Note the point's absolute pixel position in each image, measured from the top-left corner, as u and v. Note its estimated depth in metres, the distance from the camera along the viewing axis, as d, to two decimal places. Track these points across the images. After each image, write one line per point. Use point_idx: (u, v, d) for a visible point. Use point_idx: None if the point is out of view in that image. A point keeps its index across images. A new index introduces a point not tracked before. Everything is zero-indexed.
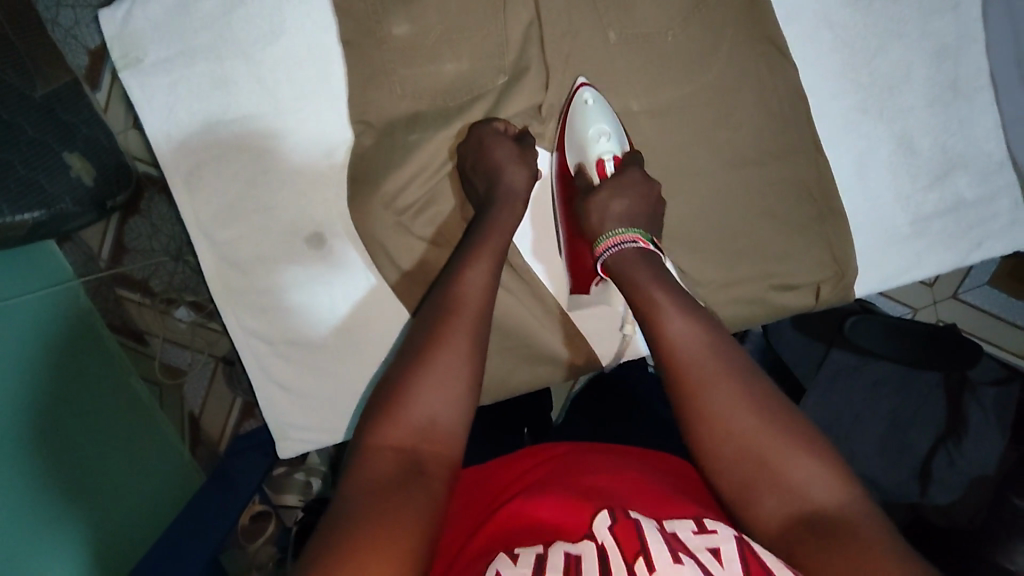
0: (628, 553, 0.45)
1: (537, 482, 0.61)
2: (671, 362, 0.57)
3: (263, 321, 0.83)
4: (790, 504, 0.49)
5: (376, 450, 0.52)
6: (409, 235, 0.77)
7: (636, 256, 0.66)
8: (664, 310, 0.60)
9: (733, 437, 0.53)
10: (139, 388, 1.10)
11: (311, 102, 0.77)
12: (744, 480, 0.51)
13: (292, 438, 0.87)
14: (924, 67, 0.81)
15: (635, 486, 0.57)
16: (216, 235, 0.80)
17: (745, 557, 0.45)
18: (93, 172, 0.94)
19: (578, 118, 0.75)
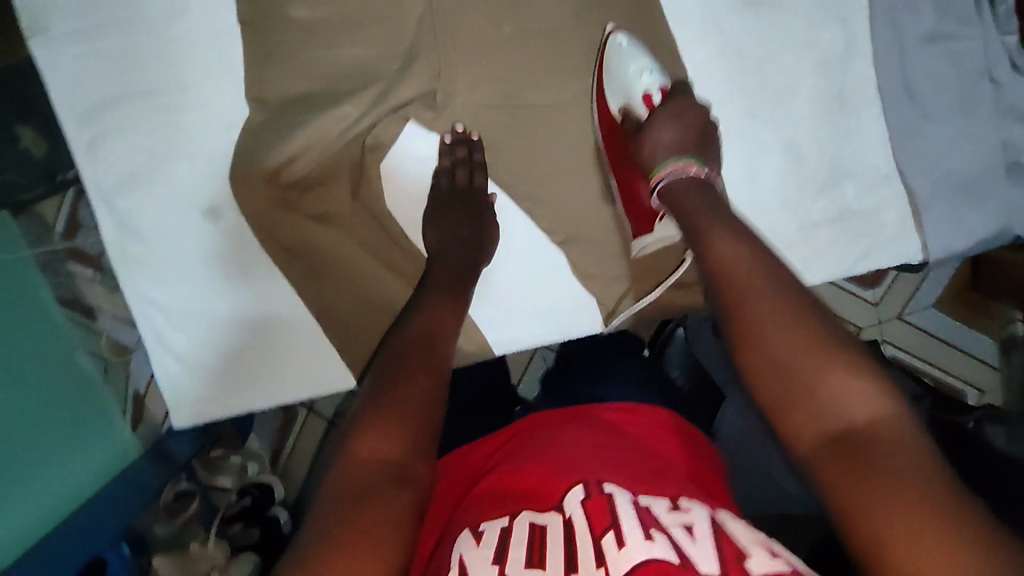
0: (598, 529, 0.45)
1: (515, 451, 0.60)
2: (720, 279, 0.58)
3: (161, 288, 0.85)
4: (824, 420, 0.48)
5: (357, 459, 0.49)
6: (296, 214, 0.80)
7: (688, 191, 0.68)
8: (708, 238, 0.61)
9: (772, 343, 0.52)
10: (85, 362, 1.06)
11: (211, 79, 0.80)
12: (779, 389, 0.50)
13: (186, 408, 0.88)
14: (812, 78, 0.84)
15: (618, 457, 0.56)
16: (115, 202, 0.82)
17: (719, 534, 0.46)
18: (45, 147, 1.06)
19: (615, 63, 0.78)
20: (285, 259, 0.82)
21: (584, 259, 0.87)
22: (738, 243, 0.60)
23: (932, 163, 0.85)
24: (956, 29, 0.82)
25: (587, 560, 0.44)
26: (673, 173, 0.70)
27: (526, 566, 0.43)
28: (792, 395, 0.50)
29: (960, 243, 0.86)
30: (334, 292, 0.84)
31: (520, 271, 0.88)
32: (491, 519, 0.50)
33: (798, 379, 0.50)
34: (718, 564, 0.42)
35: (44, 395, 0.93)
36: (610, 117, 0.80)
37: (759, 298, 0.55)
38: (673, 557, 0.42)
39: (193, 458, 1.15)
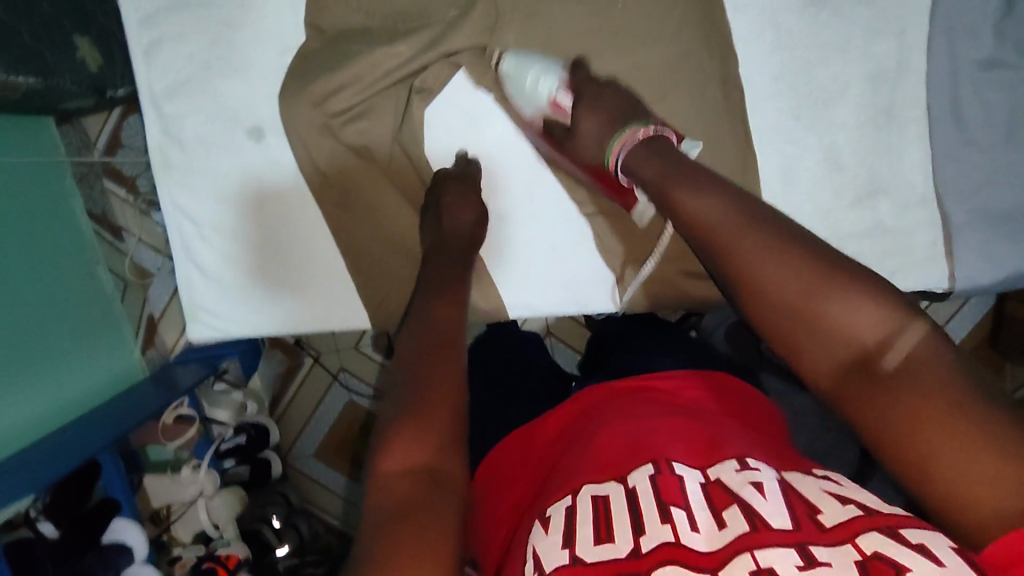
0: (667, 500, 0.44)
1: (576, 431, 0.58)
2: (701, 231, 0.58)
3: (196, 200, 0.87)
4: (843, 346, 0.49)
5: (386, 478, 0.49)
6: (335, 142, 0.82)
7: (642, 158, 0.65)
8: (680, 198, 0.59)
9: (771, 285, 0.53)
10: (104, 279, 1.13)
11: (273, 1, 0.81)
12: (787, 326, 0.52)
13: (203, 320, 0.91)
14: (861, 87, 0.84)
15: (686, 425, 0.53)
16: (165, 108, 0.85)
17: (788, 491, 0.44)
18: (99, 61, 1.02)
19: (515, 89, 0.79)
20: (319, 184, 0.84)
21: (609, 237, 0.89)
22: (716, 197, 0.58)
23: (967, 192, 0.85)
24: (1013, 59, 0.82)
25: (652, 519, 0.43)
26: (626, 146, 0.68)
27: (596, 543, 0.43)
28: (811, 334, 0.51)
29: (984, 278, 0.86)
30: (360, 229, 0.86)
31: (545, 237, 0.89)
32: (554, 501, 0.48)
33: (807, 313, 0.51)
34: (788, 516, 0.42)
35: (56, 307, 1.01)
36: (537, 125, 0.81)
37: (754, 242, 0.54)
38: (743, 525, 0.41)
39: (195, 390, 1.19)
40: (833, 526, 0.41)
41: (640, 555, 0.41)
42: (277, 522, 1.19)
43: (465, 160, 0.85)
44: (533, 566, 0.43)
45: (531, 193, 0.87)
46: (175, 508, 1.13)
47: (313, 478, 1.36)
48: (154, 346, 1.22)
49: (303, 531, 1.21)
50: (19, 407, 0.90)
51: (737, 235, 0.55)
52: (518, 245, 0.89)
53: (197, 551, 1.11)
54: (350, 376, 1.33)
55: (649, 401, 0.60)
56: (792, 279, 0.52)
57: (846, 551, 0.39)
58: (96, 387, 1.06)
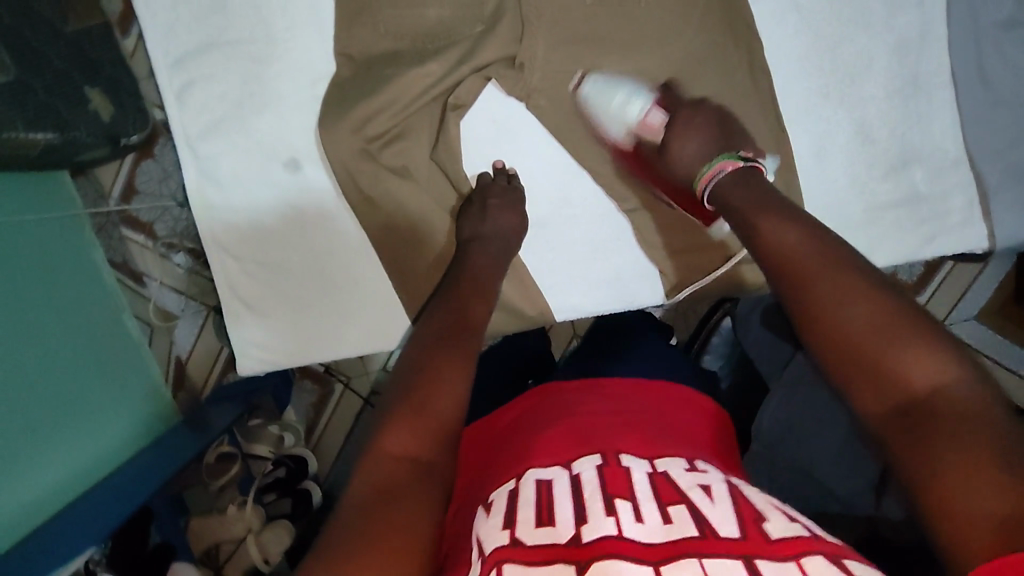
0: (613, 492, 0.47)
1: (525, 423, 0.63)
2: (780, 262, 0.61)
3: (238, 237, 0.88)
4: (889, 385, 0.50)
5: (383, 455, 0.52)
6: (375, 165, 0.82)
7: (733, 187, 0.70)
8: (762, 229, 0.64)
9: (837, 319, 0.54)
10: (131, 325, 1.15)
11: (300, 34, 0.83)
12: (848, 367, 0.53)
13: (253, 357, 0.91)
14: (887, 59, 0.85)
15: (636, 427, 0.58)
16: (200, 148, 0.85)
17: (738, 504, 0.46)
18: (112, 110, 1.02)
19: (600, 106, 0.83)
20: (365, 210, 0.84)
21: (649, 232, 0.89)
22: (802, 234, 0.61)
23: (998, 151, 0.86)
24: None
25: (597, 509, 0.45)
26: (714, 175, 0.73)
27: (536, 525, 0.45)
28: (872, 370, 0.51)
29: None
30: (404, 251, 0.86)
31: (586, 239, 0.90)
32: (499, 486, 0.53)
33: (863, 352, 0.52)
34: (738, 528, 0.43)
35: (87, 355, 0.99)
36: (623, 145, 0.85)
37: (831, 278, 0.57)
38: (691, 531, 0.42)
39: (235, 428, 1.21)
40: (779, 542, 0.42)
41: (582, 542, 0.42)
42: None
43: (505, 172, 0.85)
44: (476, 551, 0.45)
45: (569, 196, 0.88)
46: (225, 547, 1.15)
47: None
48: (184, 386, 1.23)
49: None
50: (65, 459, 0.88)
51: (815, 267, 0.58)
52: (557, 251, 0.89)
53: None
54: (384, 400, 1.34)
55: (607, 399, 0.64)
56: (860, 312, 0.54)
57: (789, 569, 0.39)
58: (138, 429, 1.05)
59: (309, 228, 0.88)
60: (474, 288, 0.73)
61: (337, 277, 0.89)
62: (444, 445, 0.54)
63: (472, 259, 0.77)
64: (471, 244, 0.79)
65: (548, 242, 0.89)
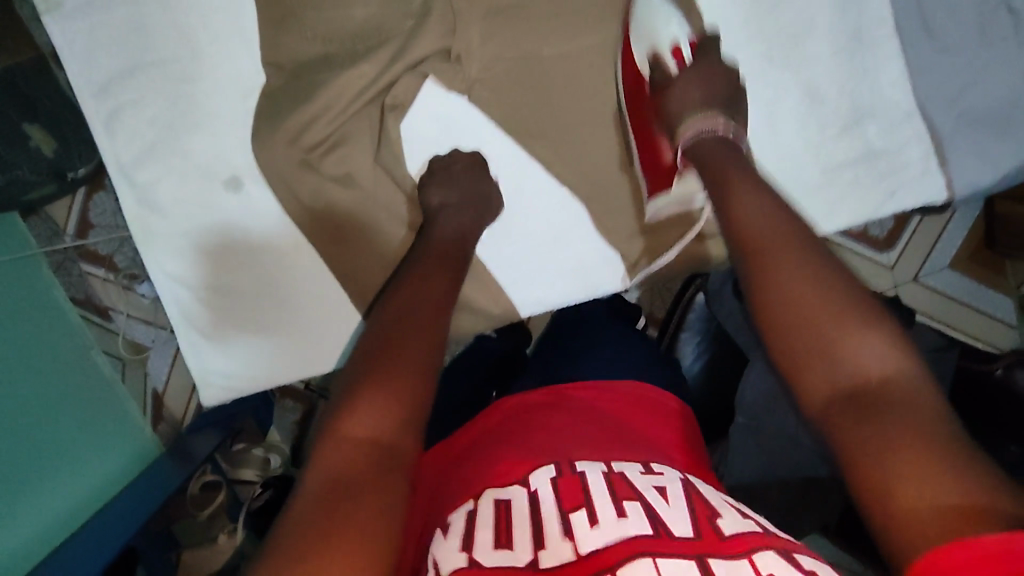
0: (567, 506, 0.46)
1: (482, 441, 0.60)
2: (742, 238, 0.59)
3: (187, 265, 0.85)
4: (839, 372, 0.49)
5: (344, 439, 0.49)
6: (318, 176, 0.79)
7: (717, 148, 0.68)
8: (732, 198, 0.62)
9: (784, 290, 0.53)
10: (101, 361, 1.11)
11: (226, 48, 0.80)
12: (800, 345, 0.51)
13: (216, 385, 0.89)
14: (829, 15, 0.83)
15: (595, 435, 0.56)
16: (136, 177, 0.82)
17: (691, 502, 0.47)
18: (54, 145, 0.98)
19: (644, 22, 0.78)
20: (311, 224, 0.82)
21: (608, 218, 0.88)
22: (769, 207, 0.60)
23: (950, 98, 0.84)
24: None
25: (554, 532, 0.44)
26: (697, 129, 0.70)
27: (495, 546, 0.44)
28: (819, 354, 0.50)
29: (983, 179, 0.86)
30: (361, 258, 0.83)
31: (544, 229, 0.88)
32: (455, 508, 0.51)
33: (815, 336, 0.51)
34: (690, 526, 0.44)
35: (59, 394, 0.96)
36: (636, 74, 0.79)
37: (795, 258, 0.55)
38: (646, 528, 0.43)
39: (218, 455, 1.20)
40: (731, 539, 0.43)
41: (539, 568, 0.42)
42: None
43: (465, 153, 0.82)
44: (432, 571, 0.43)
45: (521, 186, 0.86)
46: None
47: None
48: (164, 418, 1.19)
49: None
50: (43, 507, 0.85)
51: (780, 247, 0.56)
52: (513, 242, 0.87)
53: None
54: None
55: (571, 412, 0.62)
56: (814, 291, 0.52)
57: (742, 567, 0.40)
58: (123, 465, 1.02)
59: (260, 248, 0.85)
60: (447, 251, 0.71)
61: (295, 296, 0.86)
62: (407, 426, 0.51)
63: (441, 227, 0.75)
64: (438, 222, 0.76)
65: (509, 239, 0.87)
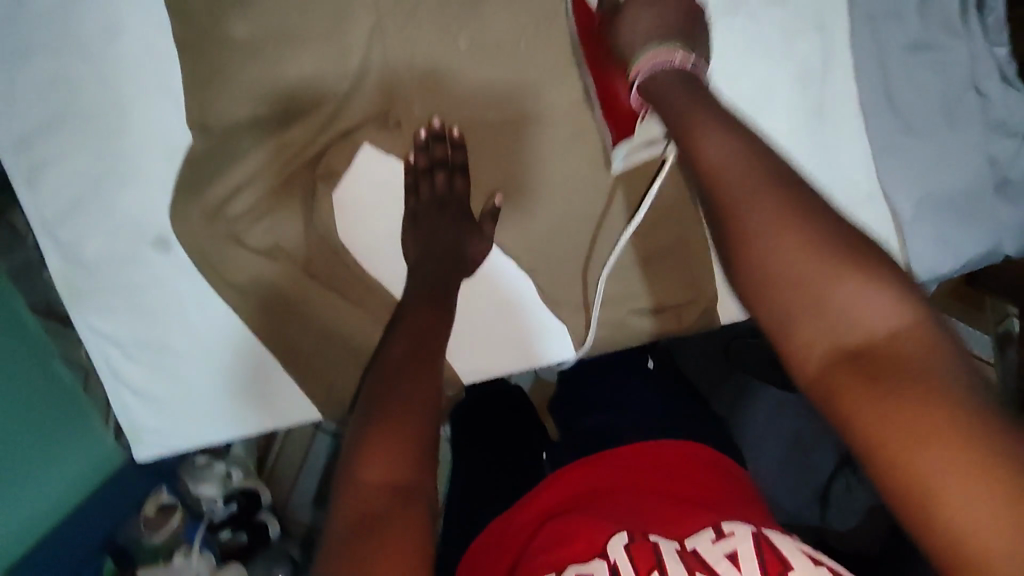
0: (643, 572, 0.48)
1: (571, 509, 0.61)
2: (711, 178, 0.53)
3: (115, 322, 0.82)
4: (835, 330, 0.44)
5: (360, 484, 0.49)
6: (243, 249, 0.76)
7: (672, 81, 0.63)
8: (694, 137, 0.55)
9: (761, 245, 0.48)
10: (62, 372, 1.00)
11: (152, 103, 0.75)
12: (788, 303, 0.46)
13: (148, 440, 0.87)
14: (789, 89, 0.79)
15: (667, 507, 0.57)
16: (61, 234, 0.79)
17: (762, 551, 0.48)
18: None
19: None
20: (237, 298, 0.78)
21: (555, 289, 0.84)
22: (732, 149, 0.53)
23: (915, 181, 0.80)
24: (940, 40, 0.77)
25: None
26: (650, 65, 0.65)
27: None
28: (810, 313, 0.45)
29: (943, 265, 0.82)
30: (292, 326, 0.80)
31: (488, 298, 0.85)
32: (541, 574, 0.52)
33: (803, 292, 0.46)
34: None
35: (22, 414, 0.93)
36: (586, 12, 0.74)
37: (764, 214, 0.49)
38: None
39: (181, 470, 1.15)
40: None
41: None
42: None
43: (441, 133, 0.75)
44: None
45: None
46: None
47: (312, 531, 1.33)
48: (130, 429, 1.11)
49: None
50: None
51: (748, 195, 0.50)
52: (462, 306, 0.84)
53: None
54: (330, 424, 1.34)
55: (635, 487, 0.62)
56: (796, 254, 0.47)
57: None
58: (73, 485, 1.02)
59: (191, 312, 0.82)
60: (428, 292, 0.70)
61: (226, 359, 0.83)
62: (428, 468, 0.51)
63: (421, 273, 0.73)
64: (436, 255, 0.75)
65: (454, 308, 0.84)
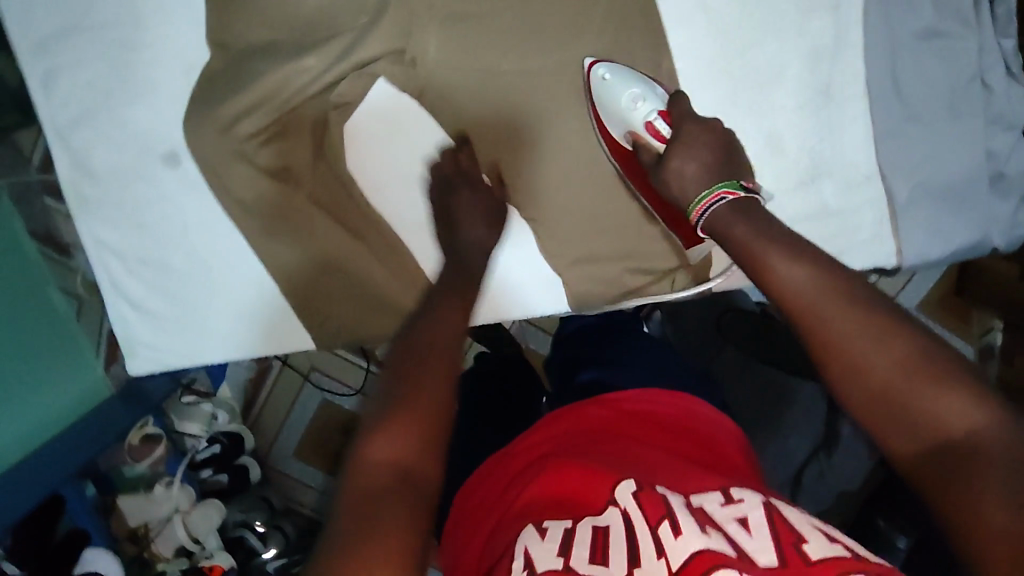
0: (653, 518, 0.51)
1: (569, 449, 0.63)
2: (787, 292, 0.50)
3: (119, 233, 0.84)
4: (930, 433, 0.42)
5: (364, 469, 0.44)
6: (251, 167, 0.78)
7: (731, 218, 0.58)
8: (770, 269, 0.51)
9: (854, 352, 0.45)
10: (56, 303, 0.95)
11: (171, 19, 0.77)
12: (878, 405, 0.44)
13: (143, 354, 0.89)
14: (800, 66, 0.81)
15: (666, 462, 0.59)
16: (72, 140, 0.80)
17: (774, 521, 0.50)
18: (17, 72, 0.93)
19: (606, 97, 0.77)
20: (241, 214, 0.81)
21: (552, 239, 0.86)
22: (813, 274, 0.49)
23: (912, 167, 0.82)
24: (952, 29, 0.79)
25: (648, 553, 0.49)
26: (706, 207, 0.61)
27: (591, 561, 0.48)
28: (886, 412, 0.44)
29: (931, 253, 0.85)
30: (294, 251, 0.82)
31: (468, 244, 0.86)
32: (551, 516, 0.54)
33: (894, 399, 0.43)
34: (775, 554, 0.48)
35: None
36: (620, 149, 0.78)
37: (845, 317, 0.46)
38: (727, 550, 0.48)
39: (167, 407, 1.21)
40: (816, 564, 0.46)
41: None
42: (260, 526, 1.25)
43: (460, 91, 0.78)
44: (524, 565, 0.49)
45: None
46: (153, 526, 1.17)
47: (289, 476, 1.39)
48: None
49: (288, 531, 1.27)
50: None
51: (828, 304, 0.47)
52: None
53: (180, 564, 1.16)
54: (322, 376, 1.37)
55: (634, 438, 0.64)
56: (884, 360, 0.44)
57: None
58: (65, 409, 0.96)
59: (197, 232, 0.83)
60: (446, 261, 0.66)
61: (227, 281, 0.85)
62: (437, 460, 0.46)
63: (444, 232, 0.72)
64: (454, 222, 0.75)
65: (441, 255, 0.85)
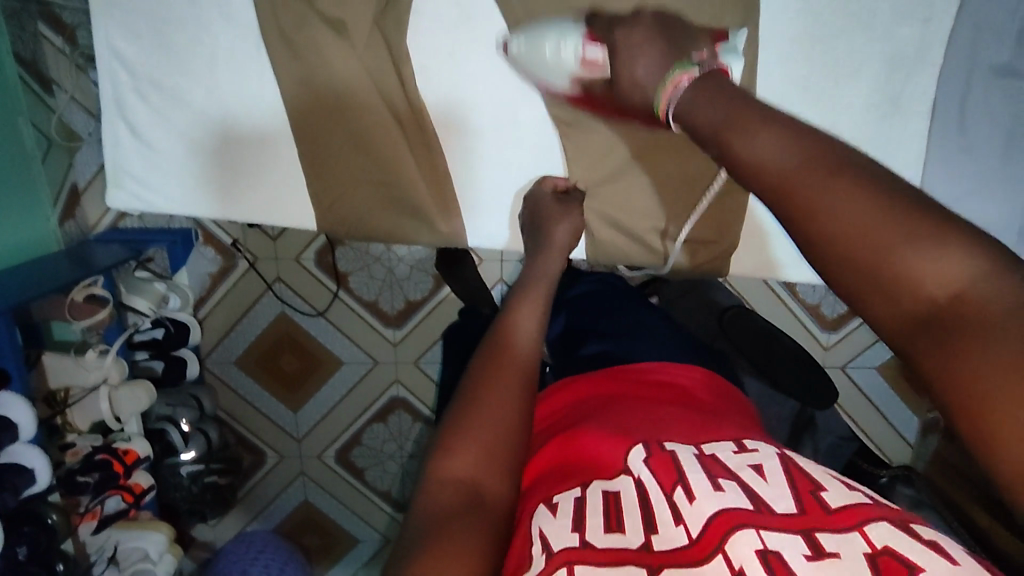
0: (664, 483, 0.45)
1: (581, 416, 0.58)
2: (765, 178, 0.41)
3: (136, 47, 0.77)
4: (918, 304, 0.34)
5: (441, 483, 0.48)
6: (309, 9, 0.74)
7: (708, 94, 0.46)
8: (744, 139, 0.42)
9: (836, 221, 0.37)
10: (25, 133, 0.98)
11: None
12: (862, 282, 0.36)
13: (127, 187, 0.82)
14: (877, 69, 0.80)
15: (671, 416, 0.55)
16: None
17: (790, 471, 0.45)
18: None
19: (536, 65, 0.72)
20: (284, 57, 0.76)
21: (593, 177, 0.83)
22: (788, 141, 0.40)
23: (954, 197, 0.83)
24: None
25: (665, 519, 0.43)
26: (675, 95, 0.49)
27: (606, 531, 0.43)
28: (879, 285, 0.35)
29: None
30: (328, 116, 0.78)
31: (504, 167, 0.83)
32: (561, 489, 0.49)
33: (882, 272, 0.35)
34: (794, 502, 0.42)
35: None
36: (571, 93, 0.72)
37: (824, 181, 0.38)
38: (747, 505, 0.42)
39: (116, 275, 1.11)
40: (839, 511, 0.41)
41: (654, 549, 0.41)
42: (186, 425, 1.18)
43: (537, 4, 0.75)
44: (539, 547, 0.43)
45: (515, 114, 0.80)
46: (75, 393, 1.01)
47: (230, 387, 1.31)
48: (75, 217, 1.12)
49: (213, 438, 1.21)
50: None
51: (813, 171, 0.39)
52: (503, 188, 0.84)
53: (94, 441, 1.02)
54: (285, 287, 1.24)
55: (642, 398, 0.61)
56: (870, 223, 0.36)
57: (853, 539, 0.38)
58: (21, 245, 0.98)
59: (225, 70, 0.77)
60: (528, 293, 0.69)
61: (240, 132, 0.79)
62: (506, 477, 0.49)
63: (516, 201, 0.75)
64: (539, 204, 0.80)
65: (475, 172, 0.83)
